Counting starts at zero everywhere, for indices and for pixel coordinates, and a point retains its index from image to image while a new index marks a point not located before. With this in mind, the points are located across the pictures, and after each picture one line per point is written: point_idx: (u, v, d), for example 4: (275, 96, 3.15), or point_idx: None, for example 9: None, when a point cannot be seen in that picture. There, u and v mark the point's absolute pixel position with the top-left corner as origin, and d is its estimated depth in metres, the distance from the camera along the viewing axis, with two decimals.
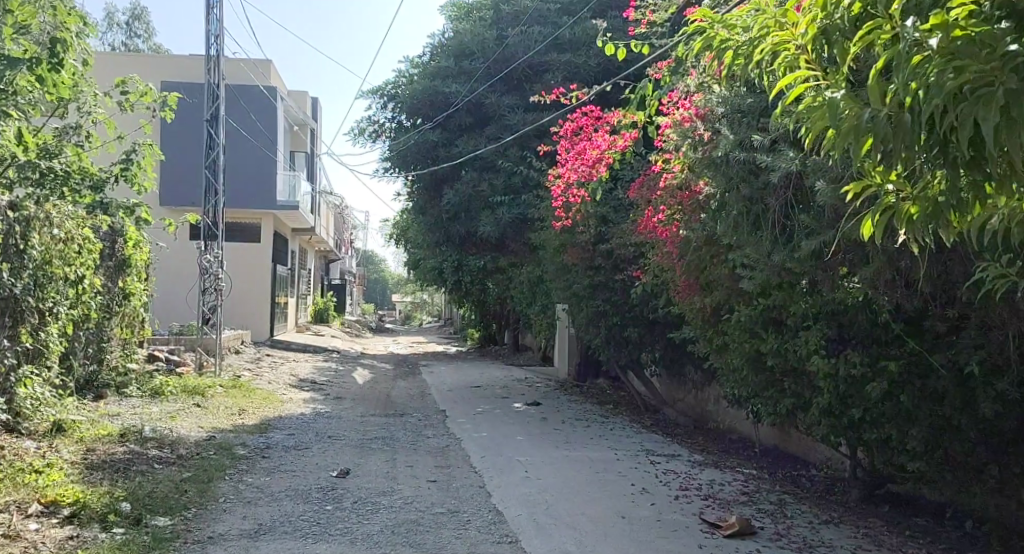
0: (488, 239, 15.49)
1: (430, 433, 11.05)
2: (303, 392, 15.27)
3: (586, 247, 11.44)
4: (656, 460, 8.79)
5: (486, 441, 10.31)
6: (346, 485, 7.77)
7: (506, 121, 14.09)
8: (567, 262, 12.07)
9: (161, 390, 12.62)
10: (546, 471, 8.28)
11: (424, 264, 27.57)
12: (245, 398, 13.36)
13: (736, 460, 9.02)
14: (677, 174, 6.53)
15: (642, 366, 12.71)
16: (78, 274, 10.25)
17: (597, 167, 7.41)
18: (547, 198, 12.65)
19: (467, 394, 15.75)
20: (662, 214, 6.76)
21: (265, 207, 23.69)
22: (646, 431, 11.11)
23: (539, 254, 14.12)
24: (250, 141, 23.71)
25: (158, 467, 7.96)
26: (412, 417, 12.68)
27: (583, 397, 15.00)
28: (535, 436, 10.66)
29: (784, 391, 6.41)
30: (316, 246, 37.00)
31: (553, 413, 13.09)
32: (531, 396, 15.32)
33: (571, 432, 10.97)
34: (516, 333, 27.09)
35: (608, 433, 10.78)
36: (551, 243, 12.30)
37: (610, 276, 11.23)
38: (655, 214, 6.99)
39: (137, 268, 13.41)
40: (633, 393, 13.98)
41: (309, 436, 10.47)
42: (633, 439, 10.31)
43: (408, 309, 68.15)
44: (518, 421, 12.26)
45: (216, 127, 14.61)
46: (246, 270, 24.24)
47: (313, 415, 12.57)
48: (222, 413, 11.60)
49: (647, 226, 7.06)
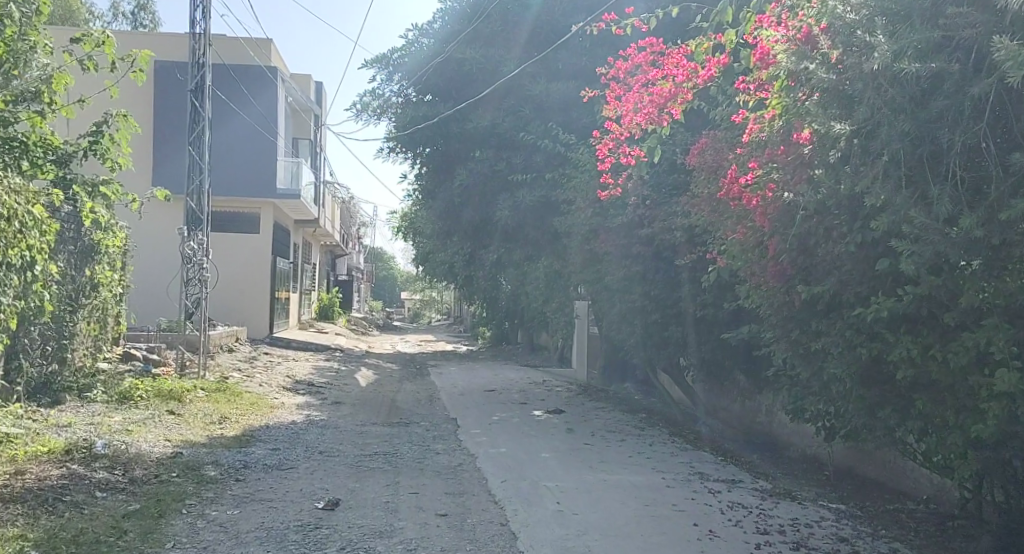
0: (506, 228, 13.89)
1: (439, 448, 9.47)
2: (298, 396, 13.71)
3: (623, 232, 9.81)
4: (716, 489, 7.16)
5: (504, 459, 8.71)
6: (334, 522, 6.19)
7: (526, 90, 12.41)
8: (599, 251, 10.45)
9: (130, 394, 11.08)
10: (583, 502, 6.70)
11: (434, 258, 26.00)
12: (229, 404, 11.80)
13: (812, 490, 7.40)
14: (774, 117, 4.91)
15: (685, 371, 11.07)
16: (28, 260, 8.76)
17: (670, 104, 5.88)
18: (574, 178, 11.05)
19: (480, 399, 14.18)
20: (752, 174, 5.05)
21: (264, 195, 22.16)
22: (694, 448, 9.48)
23: (564, 243, 12.49)
24: (249, 124, 22.08)
25: (101, 496, 6.40)
26: (419, 427, 11.09)
27: (610, 404, 13.42)
28: (563, 453, 9.05)
29: (912, 411, 4.82)
30: (321, 239, 35.45)
31: (579, 423, 11.51)
32: (552, 402, 13.75)
33: (606, 448, 9.35)
34: (531, 332, 25.46)
35: (650, 452, 9.17)
36: (580, 228, 10.68)
37: (651, 265, 9.60)
38: (741, 175, 5.30)
39: (109, 255, 11.89)
40: (670, 402, 12.33)
41: (298, 451, 8.89)
42: (680, 460, 8.69)
43: (416, 307, 66.60)
44: (542, 432, 10.67)
45: (202, 99, 13.00)
46: (243, 263, 22.63)
47: (307, 424, 10.97)
48: (199, 423, 10.04)
49: (729, 191, 5.33)
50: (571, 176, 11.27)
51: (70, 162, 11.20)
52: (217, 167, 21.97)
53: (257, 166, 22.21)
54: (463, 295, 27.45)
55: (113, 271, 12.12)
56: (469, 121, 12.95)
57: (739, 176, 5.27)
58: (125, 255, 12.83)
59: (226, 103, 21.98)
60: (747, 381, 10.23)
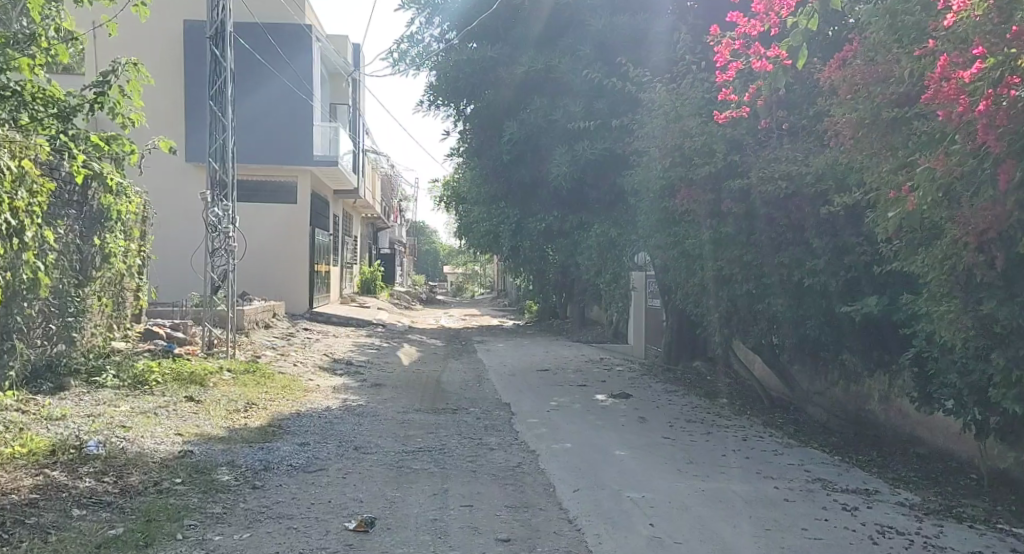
0: (561, 191, 12.41)
1: (493, 444, 8.09)
2: (335, 378, 12.41)
3: (710, 187, 8.30)
4: (850, 507, 5.68)
5: (572, 459, 7.31)
6: (367, 550, 4.82)
7: (586, 28, 10.83)
8: (677, 209, 8.94)
9: (144, 376, 9.44)
10: (683, 524, 5.31)
11: (479, 228, 24.58)
12: (258, 388, 10.37)
13: (968, 502, 5.91)
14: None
15: (778, 351, 9.51)
16: (16, 227, 7.49)
17: None
18: (641, 126, 9.51)
19: (536, 381, 12.77)
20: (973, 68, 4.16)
21: (300, 163, 20.92)
22: (798, 445, 7.97)
23: (633, 204, 10.95)
24: (283, 86, 20.74)
25: (78, 514, 5.12)
26: (470, 415, 9.71)
27: (682, 387, 11.94)
28: (643, 452, 7.62)
29: None
30: (362, 211, 34.20)
31: (652, 410, 10.07)
32: (615, 384, 12.30)
33: (693, 445, 7.89)
34: (583, 305, 23.88)
35: (748, 451, 7.67)
36: (654, 183, 9.16)
37: (744, 225, 8.10)
38: (952, 71, 4.34)
39: (123, 221, 10.66)
40: (756, 386, 10.76)
41: (329, 447, 7.53)
42: (787, 462, 7.21)
43: (460, 281, 65.40)
44: (611, 422, 9.23)
45: (223, 46, 11.69)
46: (280, 235, 21.40)
47: (342, 411, 9.66)
48: (219, 411, 8.76)
49: (938, 93, 4.31)
50: (638, 123, 9.73)
51: (76, 117, 10.00)
52: (249, 133, 20.77)
53: (293, 132, 20.89)
54: (509, 267, 25.94)
55: (129, 240, 10.94)
56: (519, 66, 11.42)
57: (953, 72, 4.30)
58: (143, 223, 11.64)
59: (259, 61, 20.62)
60: (856, 361, 8.68)
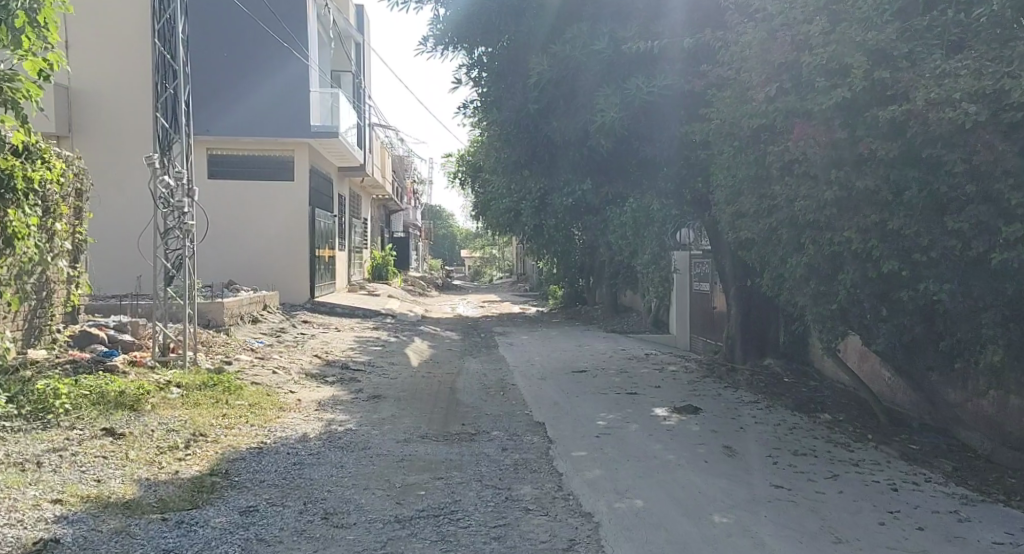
0: (603, 153, 9.86)
1: (529, 499, 5.59)
2: (326, 388, 9.92)
3: (839, 121, 5.79)
4: None
5: (654, 534, 4.86)
6: None
7: None
8: (782, 160, 6.40)
9: (50, 400, 6.82)
10: None
11: (498, 206, 22.00)
12: (217, 411, 7.80)
13: None
14: None
15: (915, 354, 6.96)
16: None
17: None
18: (729, 46, 6.94)
19: (574, 388, 10.26)
20: None
21: (295, 134, 18.37)
22: (978, 500, 5.47)
23: (706, 162, 8.40)
24: (276, 45, 18.31)
25: None
26: (493, 446, 7.21)
27: (763, 398, 9.42)
28: (758, 516, 5.15)
29: None
30: (371, 191, 31.61)
31: (736, 434, 7.58)
32: (676, 392, 9.81)
33: (826, 504, 5.38)
34: (616, 289, 21.27)
35: (914, 513, 5.18)
36: (748, 125, 6.61)
37: (893, 178, 5.58)
38: None
39: (40, 191, 8.16)
40: (869, 398, 8.20)
41: (285, 518, 5.03)
42: (987, 537, 4.74)
43: (476, 266, 62.90)
44: (689, 456, 6.75)
45: None
46: (273, 215, 18.80)
47: (324, 443, 7.18)
48: (146, 452, 6.25)
49: None
50: (722, 46, 7.16)
51: None
52: (235, 99, 18.25)
53: (288, 100, 18.35)
54: (531, 248, 23.33)
55: (48, 218, 8.44)
56: None
57: None
58: (72, 195, 9.12)
59: (247, 17, 18.24)
60: None
